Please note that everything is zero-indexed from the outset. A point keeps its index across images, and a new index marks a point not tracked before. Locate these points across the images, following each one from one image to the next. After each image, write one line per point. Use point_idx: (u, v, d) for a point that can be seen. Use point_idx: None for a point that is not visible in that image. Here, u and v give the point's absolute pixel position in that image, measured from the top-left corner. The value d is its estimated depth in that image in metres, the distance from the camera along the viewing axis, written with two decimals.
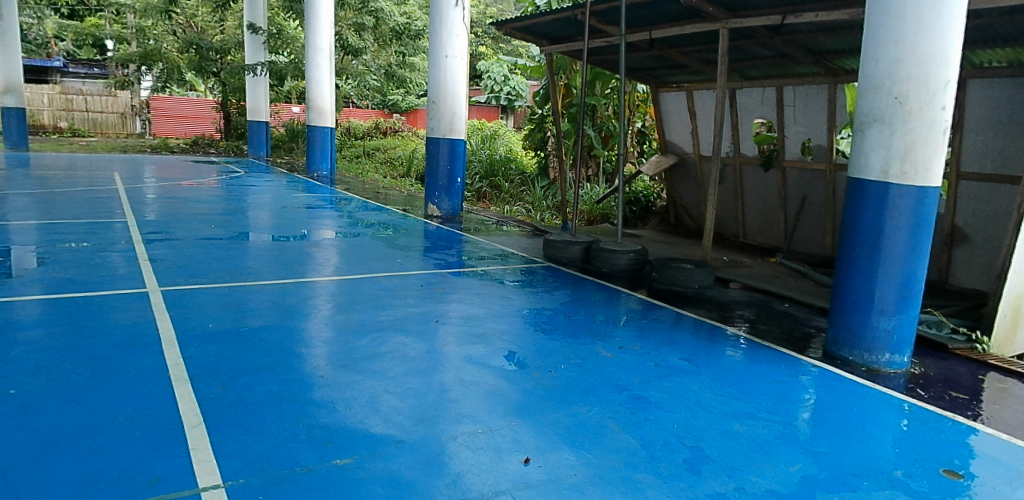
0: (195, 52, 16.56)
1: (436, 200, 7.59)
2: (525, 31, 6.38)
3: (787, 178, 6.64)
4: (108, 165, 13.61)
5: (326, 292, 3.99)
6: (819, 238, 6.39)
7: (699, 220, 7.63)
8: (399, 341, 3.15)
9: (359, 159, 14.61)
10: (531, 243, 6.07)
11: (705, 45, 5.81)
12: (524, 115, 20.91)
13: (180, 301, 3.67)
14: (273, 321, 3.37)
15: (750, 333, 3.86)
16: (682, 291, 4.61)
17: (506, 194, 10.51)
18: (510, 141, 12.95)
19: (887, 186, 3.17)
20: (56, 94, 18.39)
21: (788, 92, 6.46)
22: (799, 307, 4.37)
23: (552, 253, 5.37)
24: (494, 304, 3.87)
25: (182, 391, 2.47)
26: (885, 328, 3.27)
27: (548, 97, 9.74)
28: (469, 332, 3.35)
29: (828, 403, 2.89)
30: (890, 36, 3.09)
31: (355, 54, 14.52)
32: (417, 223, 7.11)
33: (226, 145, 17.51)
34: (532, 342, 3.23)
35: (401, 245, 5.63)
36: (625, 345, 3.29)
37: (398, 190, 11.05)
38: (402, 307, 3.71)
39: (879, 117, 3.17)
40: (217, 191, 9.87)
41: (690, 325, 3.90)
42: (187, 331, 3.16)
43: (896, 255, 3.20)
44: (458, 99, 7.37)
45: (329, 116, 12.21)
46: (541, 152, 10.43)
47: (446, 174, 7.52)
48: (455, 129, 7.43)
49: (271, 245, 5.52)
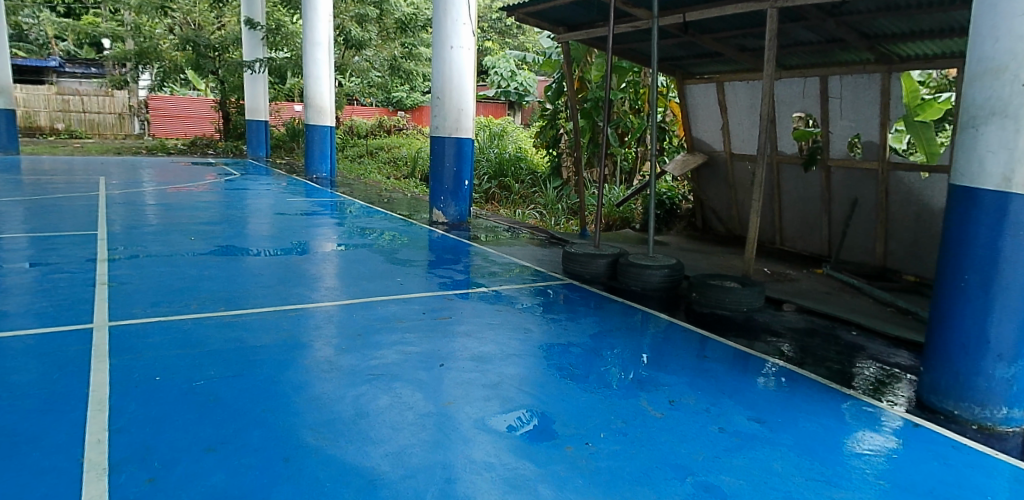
0: (192, 48, 15.67)
1: (441, 205, 6.94)
2: (538, 17, 5.70)
3: (831, 178, 5.96)
4: (102, 168, 13.11)
5: (308, 324, 3.30)
6: (869, 245, 5.73)
7: (730, 224, 6.96)
8: (394, 397, 2.50)
9: (362, 159, 14.03)
10: (548, 255, 5.41)
11: (745, 29, 5.17)
12: (533, 111, 20.24)
13: (129, 341, 2.97)
14: (238, 369, 2.71)
15: (819, 371, 3.18)
16: (729, 315, 3.95)
17: (517, 196, 9.87)
18: (519, 139, 12.30)
19: (1009, 198, 2.49)
20: (52, 94, 17.77)
21: (834, 82, 5.77)
22: (869, 336, 3.70)
23: (573, 268, 4.72)
24: (510, 340, 3.21)
25: (93, 491, 1.81)
26: (1003, 377, 2.60)
27: (562, 91, 9.10)
28: (480, 380, 2.70)
29: (949, 480, 2.22)
30: (1016, 6, 2.42)
31: (358, 48, 13.78)
32: (421, 231, 6.48)
33: (225, 145, 16.95)
34: (560, 396, 2.57)
35: (401, 259, 4.99)
36: (675, 398, 2.62)
37: (401, 192, 10.43)
38: (399, 346, 3.05)
39: (1000, 109, 2.49)
40: (210, 196, 9.27)
41: (745, 361, 3.23)
42: (128, 382, 2.51)
43: (1018, 284, 2.52)
44: (465, 95, 6.70)
45: (329, 115, 11.58)
46: (552, 150, 9.77)
47: (452, 176, 6.86)
48: (461, 128, 6.79)
49: (255, 260, 4.89)
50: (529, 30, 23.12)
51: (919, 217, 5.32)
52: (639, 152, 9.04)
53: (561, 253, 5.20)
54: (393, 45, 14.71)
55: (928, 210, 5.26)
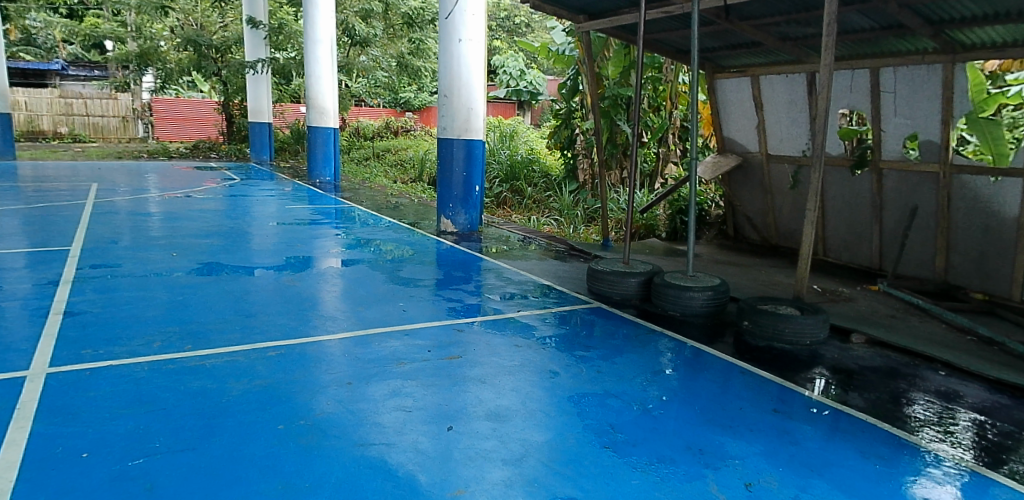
0: (194, 49, 15.23)
1: (449, 214, 6.38)
2: (556, 4, 5.14)
3: (883, 183, 5.34)
4: (100, 173, 12.66)
5: (290, 370, 2.73)
6: (926, 257, 5.11)
7: (766, 232, 6.37)
8: (390, 484, 1.94)
9: (367, 162, 13.52)
10: (569, 270, 4.84)
11: (790, 15, 4.61)
12: (543, 110, 19.70)
13: (67, 396, 2.42)
14: (195, 438, 2.16)
15: (912, 429, 2.56)
16: (787, 350, 3.36)
17: (530, 200, 9.30)
18: (531, 140, 11.76)
19: None
20: (55, 98, 17.31)
21: (887, 75, 5.14)
22: (960, 378, 3.09)
23: (600, 287, 4.16)
24: (535, 390, 2.64)
25: None
26: None
27: (578, 89, 8.61)
28: (501, 454, 2.13)
29: None
30: None
31: (363, 45, 13.27)
32: (429, 243, 5.89)
33: (228, 149, 16.48)
34: (604, 481, 2.00)
35: (405, 278, 4.42)
36: (750, 482, 2.04)
37: (408, 196, 9.87)
38: (398, 399, 2.48)
39: None
40: (209, 203, 8.76)
41: (821, 415, 2.61)
42: (47, 463, 1.97)
43: None
44: (474, 93, 6.14)
45: (333, 116, 11.03)
46: (566, 152, 9.21)
47: (462, 182, 6.28)
48: (470, 128, 6.21)
49: (238, 279, 4.31)
50: (539, 27, 22.60)
51: (988, 227, 4.70)
52: (661, 154, 8.43)
53: (585, 269, 4.62)
54: (399, 42, 14.18)
55: (1000, 219, 4.63)
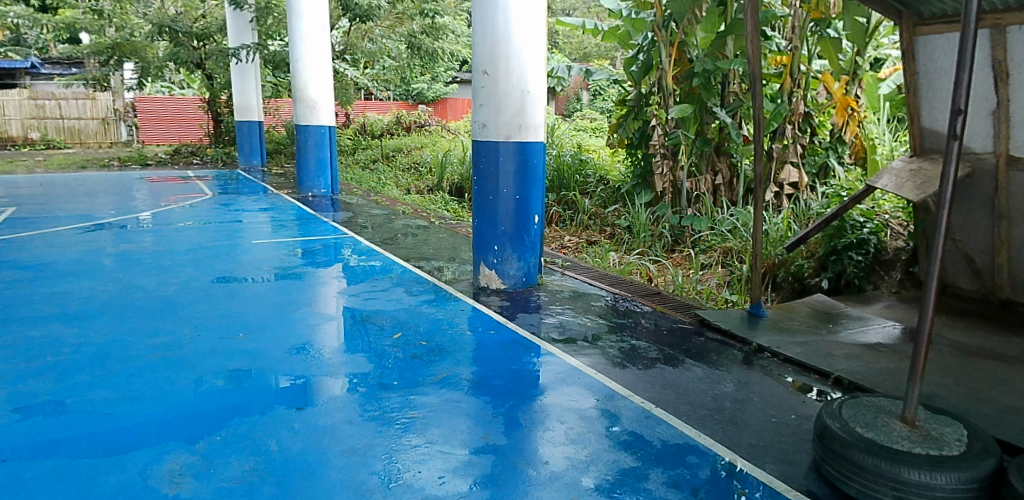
0: (169, 38, 13.01)
1: (493, 262, 4.08)
2: None
3: None
4: (54, 189, 10.48)
5: None
6: None
7: (991, 280, 4.02)
8: None
9: (375, 165, 11.32)
10: (741, 397, 2.56)
11: None
12: (572, 98, 17.41)
13: None
14: None
15: None
16: None
17: (587, 215, 6.99)
18: (574, 135, 9.48)
19: None
20: (24, 99, 15.37)
21: None
22: None
23: (865, 490, 1.88)
24: None
25: None
26: None
27: (652, 65, 6.29)
28: None
29: None
30: None
31: (365, 19, 10.89)
32: (462, 319, 3.55)
33: (214, 152, 14.30)
34: None
35: (424, 454, 2.09)
36: None
37: (424, 214, 7.58)
38: None
39: None
40: (163, 234, 6.52)
41: None
42: None
43: None
44: (527, 64, 3.80)
45: (326, 111, 8.75)
46: (635, 152, 6.80)
47: (513, 209, 3.97)
48: (526, 122, 3.88)
49: (73, 466, 2.01)
50: (560, 8, 20.24)
51: None
52: (774, 152, 5.95)
53: (789, 427, 2.33)
54: (410, 20, 11.77)
55: None
